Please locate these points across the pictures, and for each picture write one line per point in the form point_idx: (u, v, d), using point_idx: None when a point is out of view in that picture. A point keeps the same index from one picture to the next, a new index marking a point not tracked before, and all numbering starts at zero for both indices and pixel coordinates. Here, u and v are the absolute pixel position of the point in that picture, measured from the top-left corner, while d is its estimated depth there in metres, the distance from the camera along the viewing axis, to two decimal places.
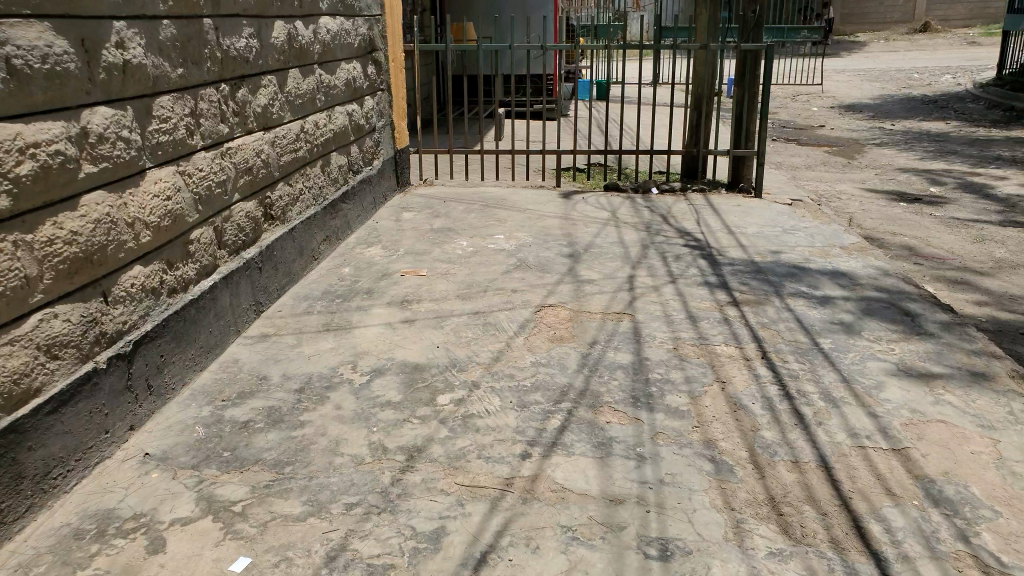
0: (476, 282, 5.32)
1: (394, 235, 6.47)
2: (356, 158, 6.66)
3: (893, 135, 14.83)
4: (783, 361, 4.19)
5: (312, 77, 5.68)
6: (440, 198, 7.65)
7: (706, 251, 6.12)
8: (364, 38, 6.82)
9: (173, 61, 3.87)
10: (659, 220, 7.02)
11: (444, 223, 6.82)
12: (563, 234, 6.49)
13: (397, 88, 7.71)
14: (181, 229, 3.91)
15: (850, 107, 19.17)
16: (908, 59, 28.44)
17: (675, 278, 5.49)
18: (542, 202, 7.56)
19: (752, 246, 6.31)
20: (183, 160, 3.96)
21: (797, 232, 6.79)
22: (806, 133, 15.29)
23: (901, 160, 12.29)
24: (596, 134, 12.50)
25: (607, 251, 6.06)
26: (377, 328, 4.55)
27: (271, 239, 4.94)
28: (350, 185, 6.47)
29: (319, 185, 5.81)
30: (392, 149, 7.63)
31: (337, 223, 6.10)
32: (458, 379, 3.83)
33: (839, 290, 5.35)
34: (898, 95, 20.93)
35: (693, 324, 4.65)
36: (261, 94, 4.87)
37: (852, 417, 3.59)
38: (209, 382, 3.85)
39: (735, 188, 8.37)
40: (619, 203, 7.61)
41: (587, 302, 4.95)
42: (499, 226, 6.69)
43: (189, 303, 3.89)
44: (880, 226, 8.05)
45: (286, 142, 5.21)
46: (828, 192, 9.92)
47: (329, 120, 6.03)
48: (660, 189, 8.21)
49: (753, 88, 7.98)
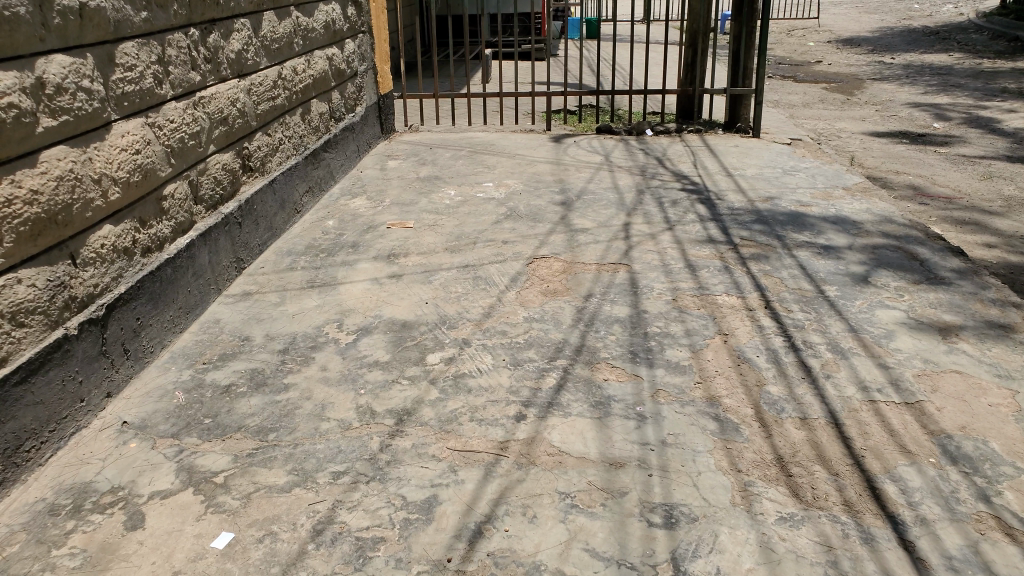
0: (467, 234, 5.12)
1: (381, 185, 6.23)
2: (338, 105, 6.36)
3: (893, 70, 14.43)
4: (787, 311, 4.04)
5: (289, 20, 5.34)
6: (427, 145, 7.38)
7: (704, 196, 5.91)
8: None
9: (136, 4, 3.55)
10: (655, 164, 6.77)
11: (432, 171, 6.57)
12: (555, 181, 6.26)
13: (379, 30, 7.33)
14: (153, 185, 3.67)
15: (849, 41, 18.64)
16: None
17: (673, 226, 5.30)
18: (533, 147, 7.29)
19: (752, 189, 6.10)
20: (152, 111, 3.70)
21: (797, 174, 6.58)
22: (804, 70, 14.86)
23: (902, 96, 11.96)
24: (587, 74, 12.10)
25: (601, 197, 5.84)
26: (364, 283, 4.37)
27: (250, 193, 4.70)
28: (332, 133, 6.19)
29: (299, 134, 5.54)
30: (376, 94, 7.30)
31: (320, 173, 5.87)
32: (448, 337, 3.68)
33: (844, 237, 5.18)
34: (899, 28, 20.34)
35: (693, 273, 4.48)
36: (234, 39, 4.56)
37: (861, 370, 3.49)
38: (189, 344, 3.68)
39: (732, 128, 8.09)
40: (612, 147, 7.36)
41: (582, 253, 4.76)
42: (489, 174, 6.44)
43: (165, 263, 3.69)
44: (883, 166, 7.83)
45: (263, 90, 4.92)
46: (827, 131, 9.66)
47: (308, 65, 5.71)
48: (654, 130, 7.93)
49: (752, 22, 7.63)
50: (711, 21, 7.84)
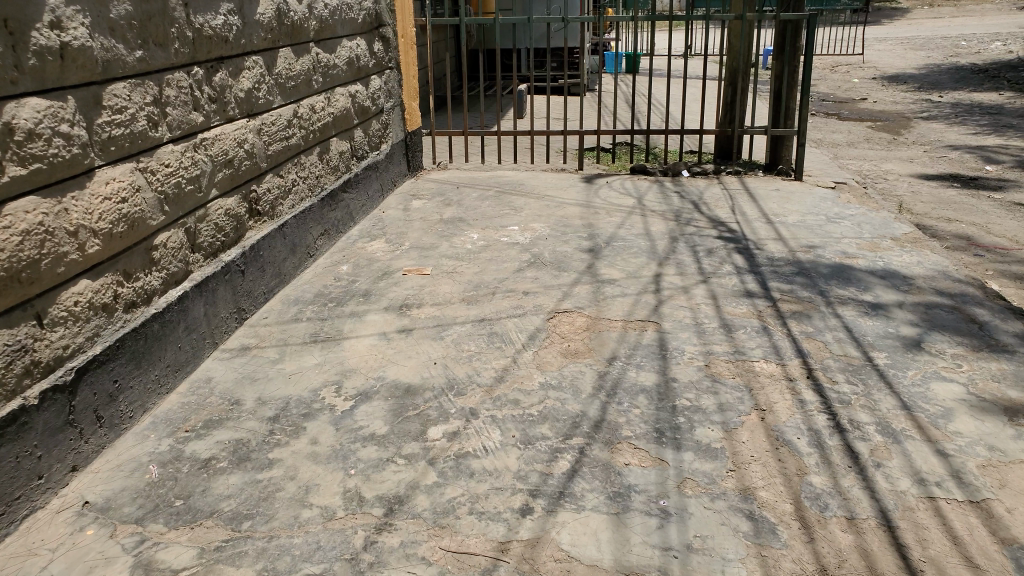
0: (485, 283, 4.79)
1: (401, 226, 5.94)
2: (361, 143, 6.10)
3: (943, 109, 13.86)
4: (832, 383, 3.62)
5: (307, 55, 5.10)
6: (453, 184, 7.10)
7: (742, 245, 5.51)
8: (370, 13, 6.19)
9: (129, 42, 3.31)
10: (690, 208, 6.40)
11: (455, 213, 6.28)
12: (584, 225, 5.91)
13: (407, 66, 7.10)
14: (143, 234, 3.41)
15: (894, 78, 18.11)
16: (954, 27, 26.95)
17: (707, 278, 4.91)
18: (563, 188, 6.97)
19: (794, 238, 5.68)
20: (145, 155, 3.44)
21: (842, 221, 6.14)
22: (848, 107, 14.39)
23: (952, 136, 11.41)
24: (622, 110, 11.80)
25: (631, 244, 5.48)
26: (370, 339, 4.04)
27: (257, 238, 4.41)
28: (353, 173, 5.91)
29: (315, 174, 5.27)
30: (403, 131, 7.05)
31: (337, 215, 5.57)
32: (454, 406, 3.31)
33: (894, 294, 4.73)
34: (945, 65, 19.74)
35: (728, 334, 4.09)
36: (244, 77, 4.30)
37: (916, 457, 3.04)
38: (174, 408, 3.39)
39: (773, 170, 7.69)
40: (646, 189, 7.01)
41: (607, 307, 4.39)
42: (514, 217, 6.13)
43: (152, 317, 3.41)
44: (933, 212, 7.33)
45: (275, 129, 4.65)
46: (874, 173, 9.18)
47: (328, 103, 5.47)
48: (691, 171, 7.57)
49: (795, 61, 7.27)
50: (752, 59, 7.51)
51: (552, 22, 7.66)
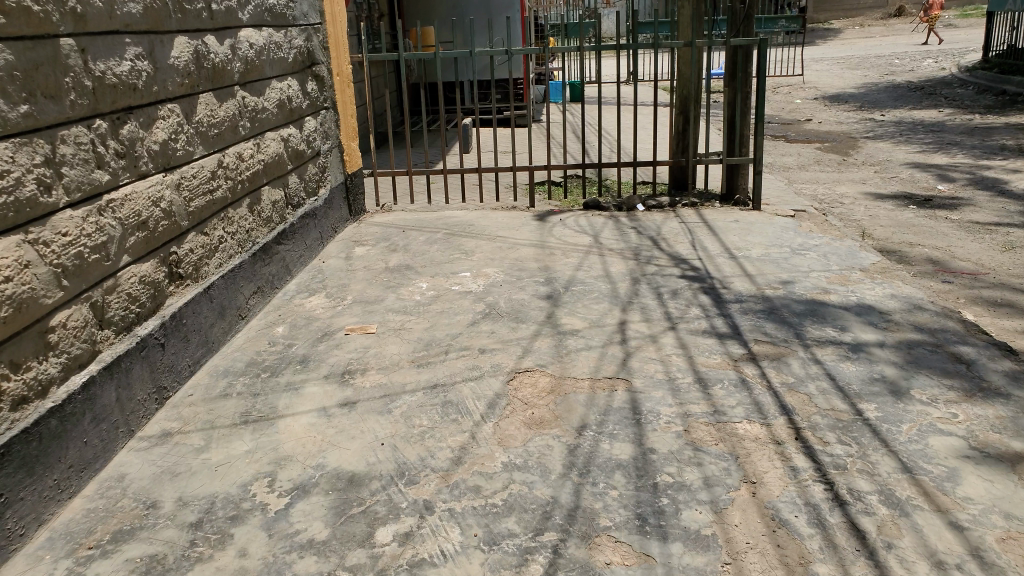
0: (438, 340, 4.35)
1: (342, 278, 5.48)
2: (296, 190, 5.64)
3: (885, 128, 14.08)
4: (823, 444, 3.32)
5: (232, 100, 4.69)
6: (399, 226, 6.67)
7: (707, 284, 5.24)
8: (301, 51, 5.78)
9: (11, 96, 2.84)
10: (649, 245, 6.12)
11: (402, 260, 5.82)
12: (539, 268, 5.57)
13: (345, 105, 6.68)
14: (35, 315, 2.92)
15: (836, 98, 18.43)
16: (890, 45, 27.81)
17: (675, 323, 4.60)
18: (515, 227, 6.63)
19: (760, 274, 5.44)
20: (36, 224, 2.96)
21: (808, 253, 5.94)
22: (795, 129, 14.51)
23: (899, 155, 11.52)
24: (572, 140, 11.60)
25: (592, 288, 5.16)
26: (308, 417, 3.60)
27: (178, 305, 3.94)
28: (287, 223, 5.47)
29: (245, 228, 4.83)
30: (342, 173, 6.62)
31: (271, 270, 5.11)
32: (405, 499, 2.92)
33: (872, 332, 4.49)
34: (884, 83, 20.23)
35: (704, 391, 3.77)
36: (159, 128, 3.87)
37: (929, 532, 2.74)
38: (76, 517, 2.88)
39: (729, 200, 7.52)
40: (601, 225, 6.73)
41: (572, 364, 4.02)
42: (467, 262, 5.72)
43: (48, 413, 2.89)
44: (894, 236, 7.22)
45: (196, 183, 4.21)
46: (829, 196, 9.11)
47: (258, 149, 5.05)
48: (646, 205, 7.34)
49: (746, 88, 7.18)
50: (703, 87, 7.39)
51: (496, 55, 7.30)
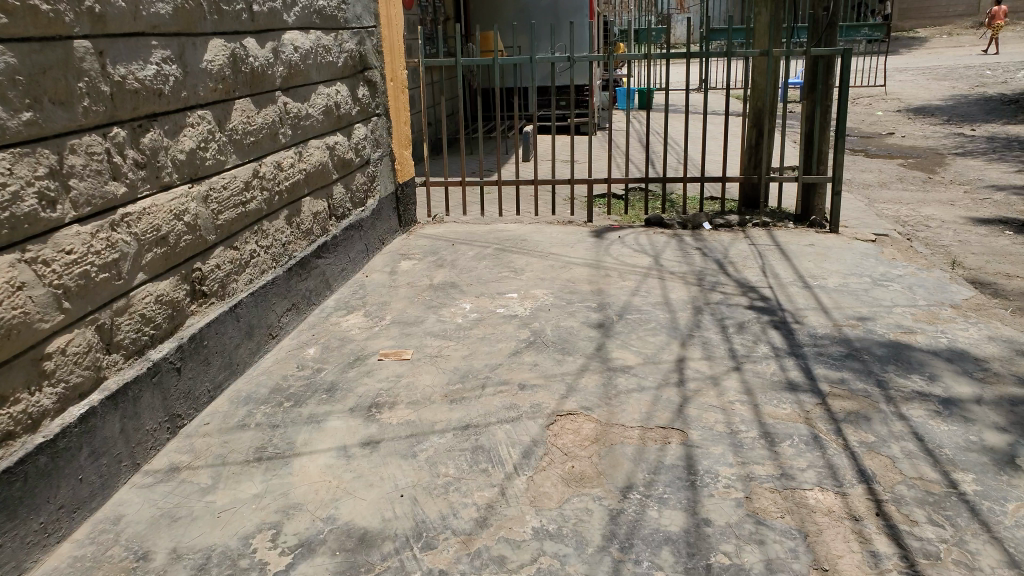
0: (475, 370, 3.97)
1: (384, 293, 5.15)
2: (341, 200, 5.34)
3: (977, 144, 13.09)
4: (911, 524, 2.81)
5: (272, 106, 4.42)
6: (449, 239, 6.33)
7: (778, 318, 4.72)
8: (352, 55, 5.51)
9: (13, 102, 2.61)
10: (714, 269, 5.62)
11: (448, 276, 5.46)
12: (593, 291, 5.15)
13: (398, 111, 6.38)
14: (28, 341, 2.67)
15: (920, 110, 17.38)
16: (979, 55, 26.24)
17: (740, 363, 4.11)
18: (569, 244, 6.21)
19: (837, 308, 4.89)
20: (36, 242, 2.71)
21: (891, 284, 5.35)
22: (875, 142, 13.66)
23: (990, 175, 10.63)
24: (636, 149, 11.10)
25: (649, 317, 4.70)
26: (327, 457, 3.28)
27: (199, 326, 3.67)
28: (330, 235, 5.13)
29: (282, 241, 4.53)
30: (393, 183, 6.32)
31: (308, 284, 4.76)
32: (421, 568, 2.57)
33: (966, 383, 3.92)
34: (972, 95, 19.00)
35: (770, 449, 3.27)
36: (187, 136, 3.62)
37: None
38: (61, 567, 2.63)
39: (805, 221, 6.93)
40: (662, 244, 6.26)
41: (621, 407, 3.59)
42: (516, 281, 5.34)
43: (37, 450, 2.64)
44: (986, 266, 6.51)
45: (227, 194, 3.95)
46: (913, 218, 8.39)
47: (300, 157, 4.77)
48: (713, 224, 6.81)
49: (825, 102, 6.62)
50: (779, 100, 6.87)
51: (556, 61, 6.91)
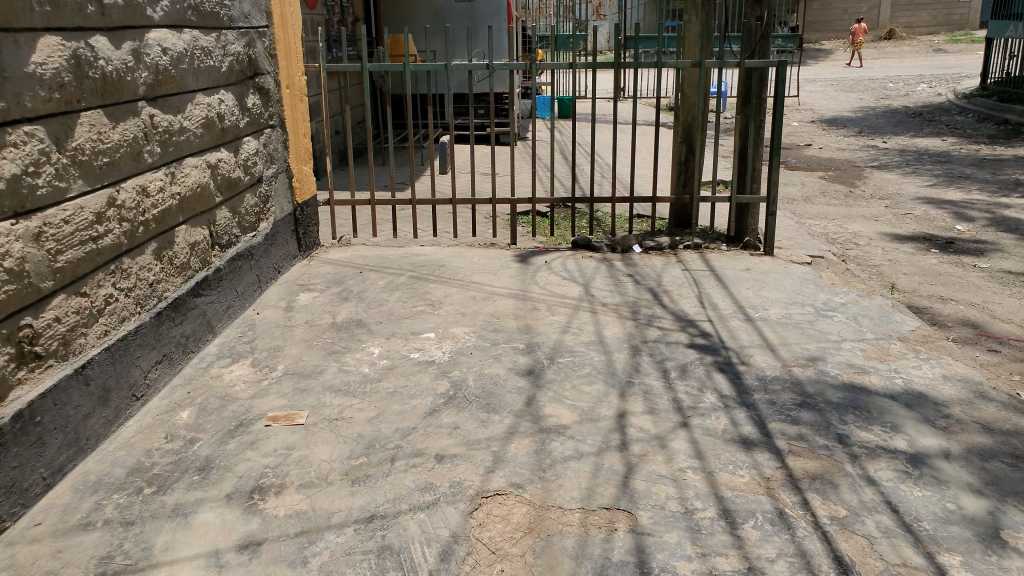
0: (384, 437, 3.34)
1: (277, 335, 4.45)
2: (226, 227, 4.61)
3: (891, 157, 13.35)
4: None
5: (134, 119, 3.68)
6: (356, 265, 5.66)
7: (722, 359, 4.30)
8: (240, 59, 4.79)
9: None
10: (650, 300, 5.18)
11: (354, 313, 4.79)
12: (519, 329, 4.60)
13: (297, 122, 5.66)
14: None
15: (834, 122, 17.75)
16: (884, 68, 27.32)
17: (688, 417, 3.64)
18: (491, 271, 5.65)
19: (784, 345, 4.55)
20: None
21: (835, 315, 5.07)
22: (795, 155, 13.77)
23: (910, 189, 10.73)
24: (560, 161, 10.68)
25: (582, 360, 4.18)
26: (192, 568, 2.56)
27: (30, 397, 2.88)
28: (212, 268, 4.41)
29: (148, 280, 3.77)
30: (291, 203, 5.60)
31: (183, 330, 4.02)
32: None
33: (929, 434, 3.54)
34: (881, 107, 19.59)
35: (732, 534, 2.79)
36: (7, 159, 2.85)
37: None
38: None
39: (738, 243, 6.64)
40: (592, 270, 5.78)
41: (558, 483, 3.04)
42: (432, 317, 4.73)
43: None
44: (922, 288, 6.37)
45: (69, 229, 3.18)
46: (844, 236, 8.27)
47: (173, 179, 4.03)
48: (644, 246, 6.41)
49: (759, 117, 6.35)
50: (710, 113, 6.55)
51: (473, 68, 6.30)
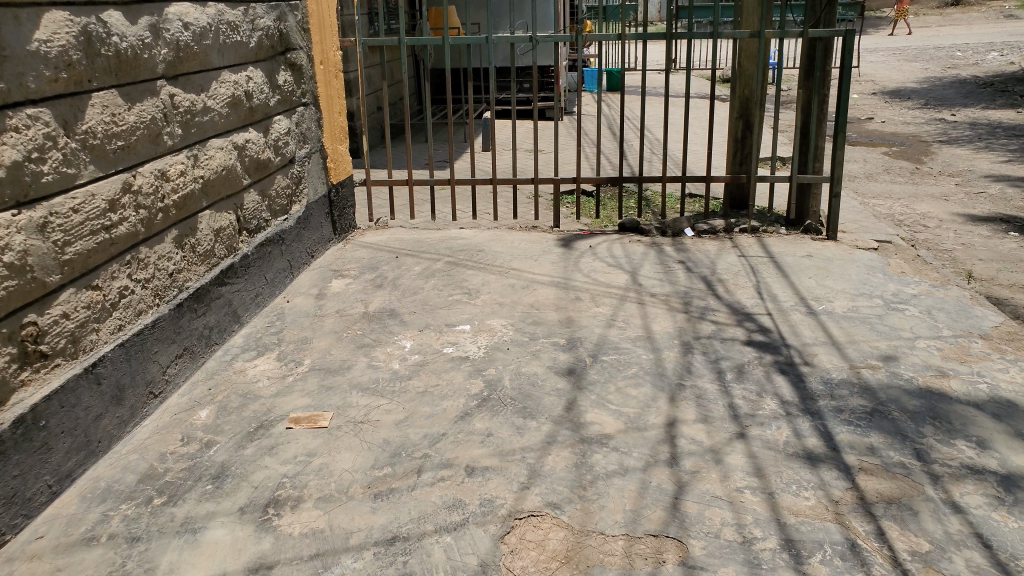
0: (411, 444, 3.09)
1: (307, 323, 4.22)
2: (255, 211, 4.36)
3: (962, 131, 12.48)
4: None
5: (153, 98, 3.42)
6: (392, 249, 5.41)
7: (783, 359, 3.93)
8: (269, 33, 4.50)
9: None
10: (702, 290, 4.81)
11: (387, 302, 4.52)
12: (560, 322, 4.29)
13: (332, 100, 5.38)
14: None
15: (896, 93, 16.79)
16: (950, 35, 25.82)
17: (746, 426, 3.30)
18: (532, 256, 5.33)
19: (852, 342, 4.13)
20: None
21: (908, 308, 4.64)
22: (856, 129, 13.02)
23: (983, 166, 10.00)
24: (607, 136, 10.25)
25: (629, 359, 3.86)
26: None
27: (32, 400, 2.67)
28: (240, 255, 4.17)
29: (169, 270, 3.54)
30: (325, 185, 5.34)
31: (206, 322, 3.80)
32: None
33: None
34: (948, 77, 18.46)
35: (798, 570, 2.48)
36: (7, 143, 2.61)
37: None
38: None
39: (799, 227, 6.19)
40: (639, 256, 5.42)
41: (599, 504, 2.75)
42: (468, 308, 4.45)
43: None
44: (1002, 276, 5.85)
45: (78, 218, 2.94)
46: (911, 217, 7.71)
47: (197, 162, 3.77)
48: (696, 230, 6.01)
49: (824, 91, 5.86)
50: (770, 88, 6.07)
51: (516, 42, 5.91)
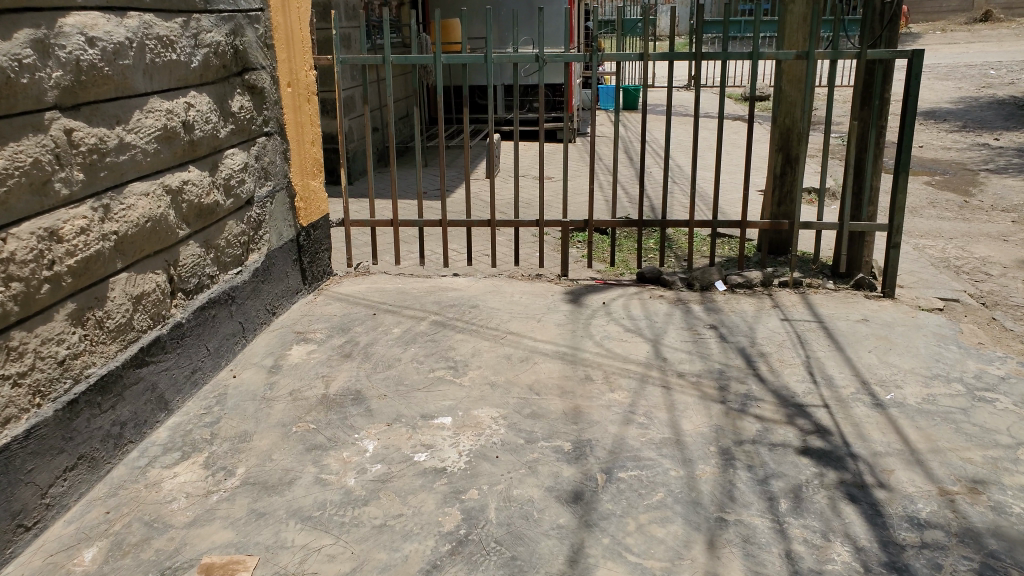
0: None
1: (252, 410, 3.41)
2: (194, 268, 3.54)
3: (1007, 158, 11.51)
4: None
5: (37, 135, 2.59)
6: (370, 304, 4.59)
7: (852, 478, 3.06)
8: (220, 50, 3.71)
9: None
10: (741, 369, 3.95)
11: (352, 379, 3.70)
12: (564, 414, 3.45)
13: (301, 128, 4.59)
14: None
15: (930, 115, 15.86)
16: (981, 53, 24.83)
17: None
18: (535, 316, 4.50)
19: (937, 453, 3.25)
20: None
21: (998, 397, 3.74)
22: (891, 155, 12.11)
23: None
24: (623, 161, 9.44)
25: (652, 477, 3.01)
26: None
27: None
28: (170, 324, 3.35)
29: (58, 357, 2.70)
30: (292, 228, 4.54)
31: (115, 418, 2.99)
32: None
33: None
34: (982, 98, 17.51)
35: None
36: None
37: None
38: None
39: (849, 281, 5.32)
40: (660, 317, 4.57)
41: None
42: (453, 390, 3.62)
43: None
44: None
45: None
46: (970, 263, 6.80)
47: (106, 213, 2.95)
48: (729, 283, 5.14)
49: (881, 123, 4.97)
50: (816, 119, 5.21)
51: (520, 60, 5.10)
